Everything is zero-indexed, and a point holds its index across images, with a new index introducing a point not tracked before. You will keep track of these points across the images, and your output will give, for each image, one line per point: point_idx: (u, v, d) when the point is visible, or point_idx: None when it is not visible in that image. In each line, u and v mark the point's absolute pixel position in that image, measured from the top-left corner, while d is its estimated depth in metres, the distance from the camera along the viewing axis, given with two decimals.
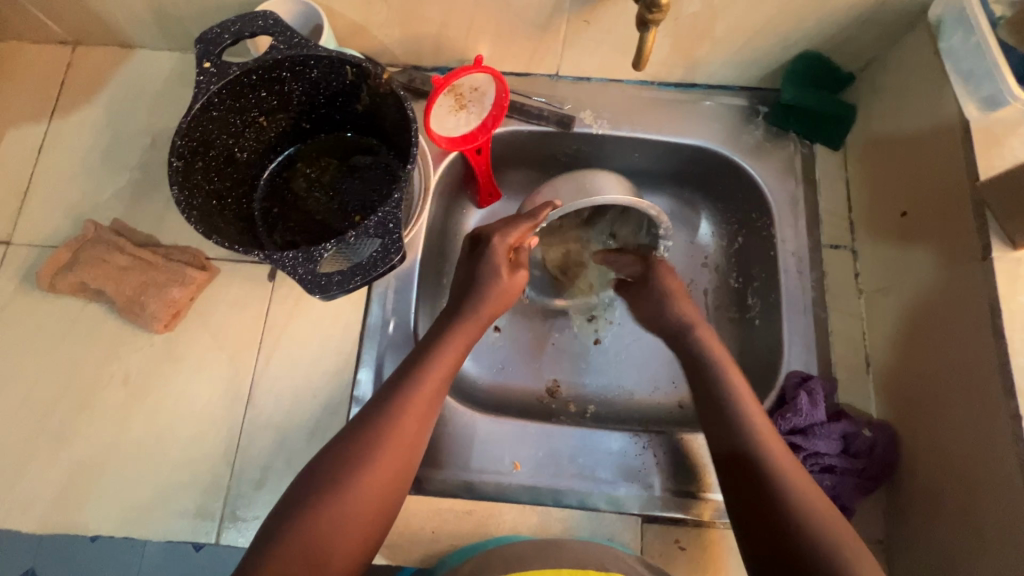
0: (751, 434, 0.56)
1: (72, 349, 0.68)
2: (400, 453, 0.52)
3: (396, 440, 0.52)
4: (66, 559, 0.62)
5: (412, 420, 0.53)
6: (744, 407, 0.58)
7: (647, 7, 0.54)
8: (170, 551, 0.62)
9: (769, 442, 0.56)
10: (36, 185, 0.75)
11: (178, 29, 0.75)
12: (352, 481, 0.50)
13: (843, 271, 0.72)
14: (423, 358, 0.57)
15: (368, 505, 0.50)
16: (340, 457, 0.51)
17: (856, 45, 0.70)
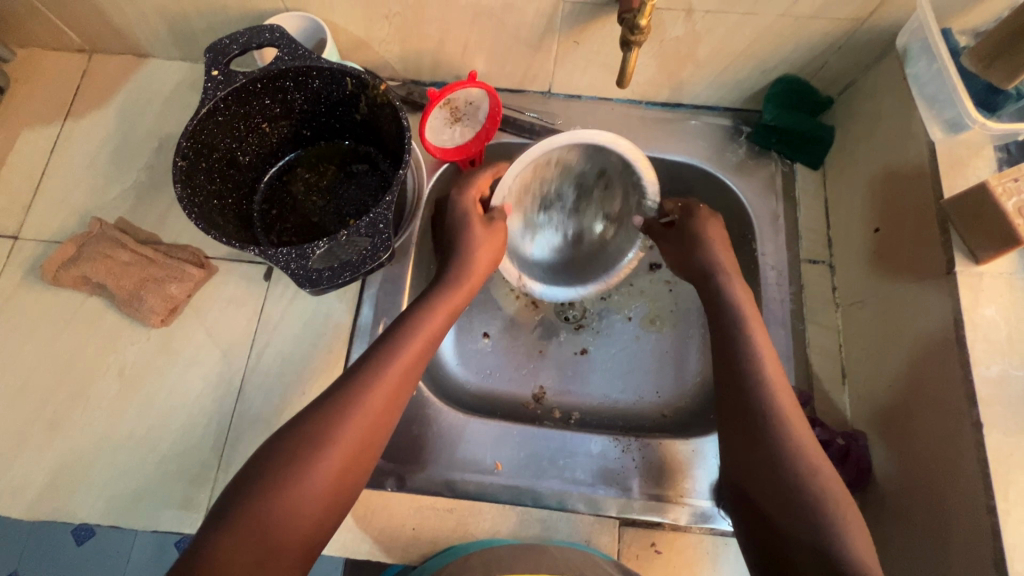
0: (772, 416, 0.56)
1: (72, 341, 0.70)
2: (371, 429, 0.54)
3: (365, 416, 0.54)
4: None
5: (374, 411, 0.54)
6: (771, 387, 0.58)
7: (629, 29, 0.57)
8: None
9: (790, 422, 0.56)
10: (47, 183, 0.78)
11: (189, 41, 0.79)
12: (311, 461, 0.50)
13: (820, 285, 0.75)
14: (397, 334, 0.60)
15: (326, 487, 0.50)
16: (306, 432, 0.52)
17: (832, 71, 0.73)
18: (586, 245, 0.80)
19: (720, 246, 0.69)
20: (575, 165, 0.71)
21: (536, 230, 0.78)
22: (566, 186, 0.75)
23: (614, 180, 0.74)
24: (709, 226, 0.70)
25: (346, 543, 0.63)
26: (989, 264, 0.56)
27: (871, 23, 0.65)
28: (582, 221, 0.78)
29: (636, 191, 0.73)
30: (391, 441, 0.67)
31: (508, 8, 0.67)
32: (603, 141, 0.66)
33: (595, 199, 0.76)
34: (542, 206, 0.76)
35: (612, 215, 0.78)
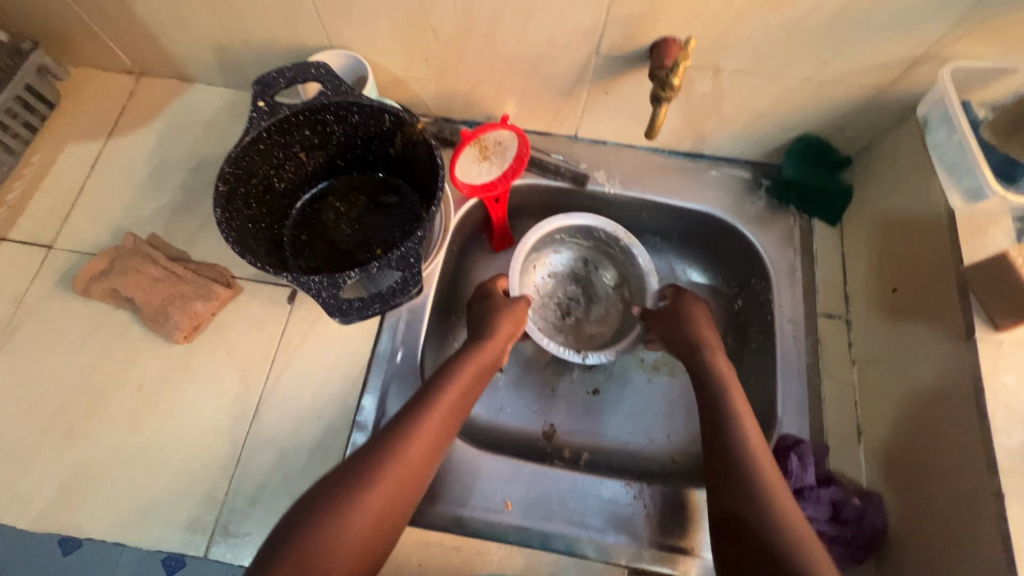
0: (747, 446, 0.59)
1: (95, 352, 0.71)
2: (408, 481, 0.55)
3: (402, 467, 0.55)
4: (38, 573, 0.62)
5: (408, 464, 0.55)
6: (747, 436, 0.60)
7: (661, 86, 0.61)
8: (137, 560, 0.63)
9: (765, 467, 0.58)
10: (86, 196, 0.80)
11: (235, 70, 0.83)
12: (349, 510, 0.51)
13: (837, 340, 0.75)
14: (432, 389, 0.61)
15: (359, 541, 0.51)
16: (353, 478, 0.53)
17: (851, 133, 0.76)
18: (616, 315, 0.85)
19: (703, 322, 0.72)
20: (564, 270, 0.87)
21: (574, 331, 0.85)
22: (571, 288, 0.87)
23: (597, 263, 0.87)
24: (696, 306, 0.74)
25: None
26: (1009, 332, 0.57)
27: (893, 89, 0.67)
28: (600, 305, 0.86)
29: (616, 246, 0.83)
30: None
31: (544, 57, 0.70)
32: (563, 223, 0.82)
33: (598, 283, 0.87)
34: (565, 311, 0.86)
35: (619, 284, 0.86)
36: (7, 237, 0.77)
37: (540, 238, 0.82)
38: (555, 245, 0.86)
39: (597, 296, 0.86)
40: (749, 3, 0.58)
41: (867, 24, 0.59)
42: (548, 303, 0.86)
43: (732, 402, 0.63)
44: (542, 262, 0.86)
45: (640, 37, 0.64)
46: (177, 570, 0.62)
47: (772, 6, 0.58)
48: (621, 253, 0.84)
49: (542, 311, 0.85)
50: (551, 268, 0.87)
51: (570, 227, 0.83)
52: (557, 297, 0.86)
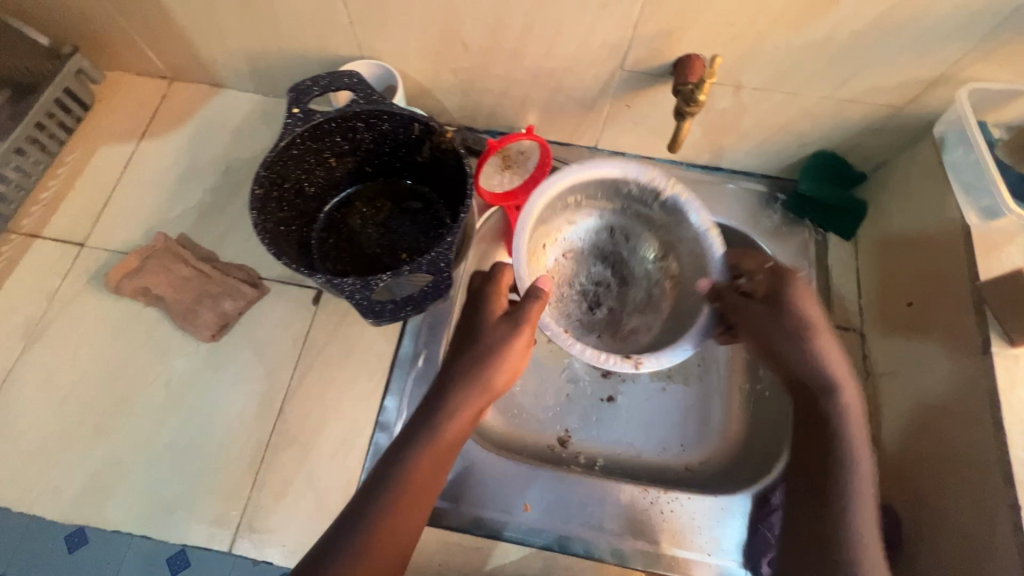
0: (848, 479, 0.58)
1: (124, 348, 0.73)
2: (415, 514, 0.55)
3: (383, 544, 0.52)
4: (63, 564, 0.63)
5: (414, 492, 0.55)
6: (853, 483, 0.58)
7: (685, 101, 0.63)
8: (144, 560, 0.64)
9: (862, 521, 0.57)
10: (118, 197, 0.83)
11: (265, 76, 0.85)
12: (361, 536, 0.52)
13: (852, 353, 0.76)
14: (412, 451, 0.56)
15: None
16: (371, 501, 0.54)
17: (867, 150, 0.78)
18: (660, 292, 0.76)
19: (825, 339, 0.63)
20: (586, 250, 0.78)
21: (610, 320, 0.76)
22: (598, 268, 0.78)
23: (626, 233, 0.78)
24: (810, 306, 0.63)
25: None
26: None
27: (910, 109, 0.69)
28: (638, 287, 0.77)
29: (653, 201, 0.72)
30: None
31: (569, 71, 0.72)
32: (580, 178, 0.70)
33: (631, 258, 0.78)
34: (595, 300, 0.77)
35: (659, 254, 0.77)
36: (40, 235, 0.79)
37: (552, 203, 0.72)
38: (572, 215, 0.76)
39: (632, 279, 0.78)
40: (773, 24, 0.60)
41: (887, 47, 0.61)
42: (570, 291, 0.77)
43: (851, 445, 0.59)
44: (559, 241, 0.77)
45: (665, 54, 0.66)
46: (181, 571, 0.63)
47: (795, 27, 0.60)
48: (660, 209, 0.72)
49: (569, 300, 0.77)
50: (569, 247, 0.78)
51: (587, 183, 0.72)
52: (582, 285, 0.78)
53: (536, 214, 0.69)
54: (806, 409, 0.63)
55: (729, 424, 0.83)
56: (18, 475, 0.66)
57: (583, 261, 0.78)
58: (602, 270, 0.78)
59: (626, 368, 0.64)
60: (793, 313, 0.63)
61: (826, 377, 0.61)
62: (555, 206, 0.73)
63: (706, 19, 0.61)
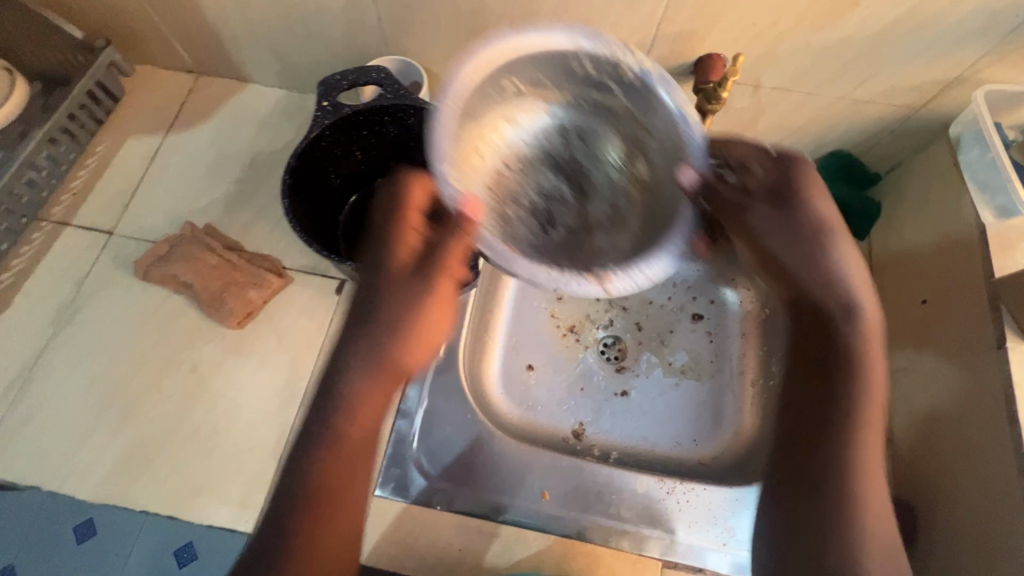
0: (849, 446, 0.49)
1: (152, 334, 0.74)
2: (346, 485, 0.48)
3: (326, 532, 0.46)
4: (94, 541, 0.65)
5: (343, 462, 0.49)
6: (867, 413, 0.50)
7: (705, 99, 0.65)
8: (154, 556, 0.65)
9: (869, 454, 0.49)
10: (146, 187, 0.84)
11: (291, 71, 0.87)
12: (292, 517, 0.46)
13: None
14: (331, 412, 0.49)
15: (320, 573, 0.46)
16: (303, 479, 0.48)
17: (883, 150, 0.79)
18: (627, 201, 0.57)
19: (842, 241, 0.54)
20: (529, 155, 0.58)
21: (567, 241, 0.55)
22: (549, 180, 0.59)
23: (578, 129, 0.58)
24: (817, 195, 0.54)
25: (395, 558, 0.65)
26: None
27: (925, 110, 0.71)
28: (598, 202, 0.58)
29: (614, 82, 0.52)
30: (443, 460, 0.69)
31: None
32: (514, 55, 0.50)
33: (591, 165, 0.59)
34: (547, 221, 0.57)
35: (624, 157, 0.57)
36: (70, 223, 0.81)
37: (482, 87, 0.51)
38: (511, 109, 0.55)
39: (590, 191, 0.59)
40: (794, 25, 0.62)
41: (905, 48, 0.62)
42: (515, 211, 0.56)
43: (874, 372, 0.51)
44: (496, 145, 0.56)
45: (686, 53, 0.68)
46: (190, 563, 0.64)
47: (815, 28, 0.62)
48: (620, 92, 0.53)
49: (510, 222, 0.55)
50: (508, 154, 0.57)
51: (525, 59, 0.51)
52: (529, 201, 0.58)
53: (461, 107, 0.50)
54: (816, 322, 0.53)
55: (740, 416, 0.84)
56: (48, 457, 0.68)
57: (522, 169, 0.58)
58: (549, 182, 0.59)
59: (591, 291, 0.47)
60: (805, 210, 0.54)
61: (834, 306, 0.53)
62: (486, 89, 0.51)
63: (729, 19, 0.62)
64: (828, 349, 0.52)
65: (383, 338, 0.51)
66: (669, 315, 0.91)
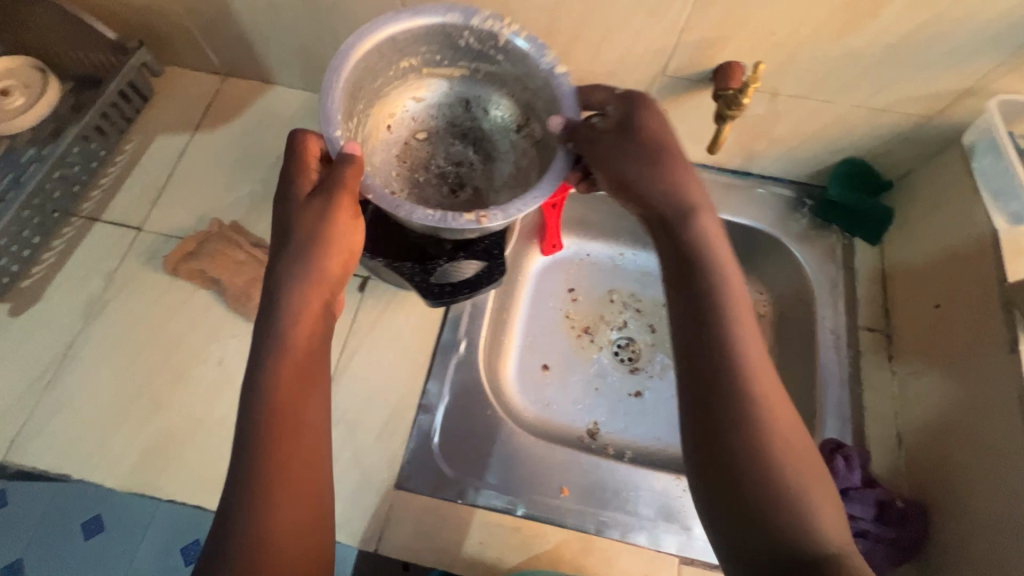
0: (730, 357, 0.47)
1: (179, 328, 0.76)
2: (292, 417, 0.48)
3: (289, 475, 0.45)
4: (119, 530, 0.67)
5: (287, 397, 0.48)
6: (737, 326, 0.48)
7: (726, 105, 0.67)
8: (161, 549, 0.66)
9: (756, 367, 0.47)
10: (173, 185, 0.86)
11: (316, 73, 0.89)
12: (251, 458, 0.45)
13: (877, 353, 0.79)
14: (264, 367, 0.48)
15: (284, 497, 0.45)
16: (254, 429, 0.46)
17: (895, 157, 0.81)
18: (524, 161, 0.70)
19: (675, 164, 0.55)
20: (437, 126, 0.73)
21: (472, 195, 0.70)
22: (457, 146, 0.73)
23: (479, 101, 0.72)
24: (654, 123, 0.57)
25: (415, 550, 0.66)
26: None
27: (939, 119, 0.72)
28: (503, 161, 0.72)
29: (494, 50, 0.65)
30: (462, 456, 0.71)
31: (613, 76, 0.76)
32: (402, 28, 0.61)
33: (491, 132, 0.73)
34: (454, 181, 0.72)
35: (519, 123, 0.71)
36: (99, 219, 0.83)
37: (371, 62, 0.63)
38: (415, 88, 0.71)
39: (493, 152, 0.73)
40: (813, 34, 0.64)
41: (920, 58, 0.64)
42: (427, 175, 0.72)
43: (719, 281, 0.51)
44: (401, 118, 0.72)
45: (706, 61, 0.70)
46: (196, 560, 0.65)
47: (834, 37, 0.64)
48: (503, 58, 0.65)
49: (420, 187, 0.71)
50: (416, 126, 0.73)
51: (412, 37, 0.63)
52: (439, 166, 0.72)
53: (355, 70, 0.61)
54: (665, 239, 0.54)
55: None
56: (77, 446, 0.70)
57: (427, 139, 0.73)
58: (456, 147, 0.73)
59: (468, 224, 0.56)
60: (642, 135, 0.57)
61: (689, 225, 0.53)
62: (381, 63, 0.65)
63: (750, 28, 0.64)
64: (684, 266, 0.52)
65: (307, 267, 0.52)
66: None
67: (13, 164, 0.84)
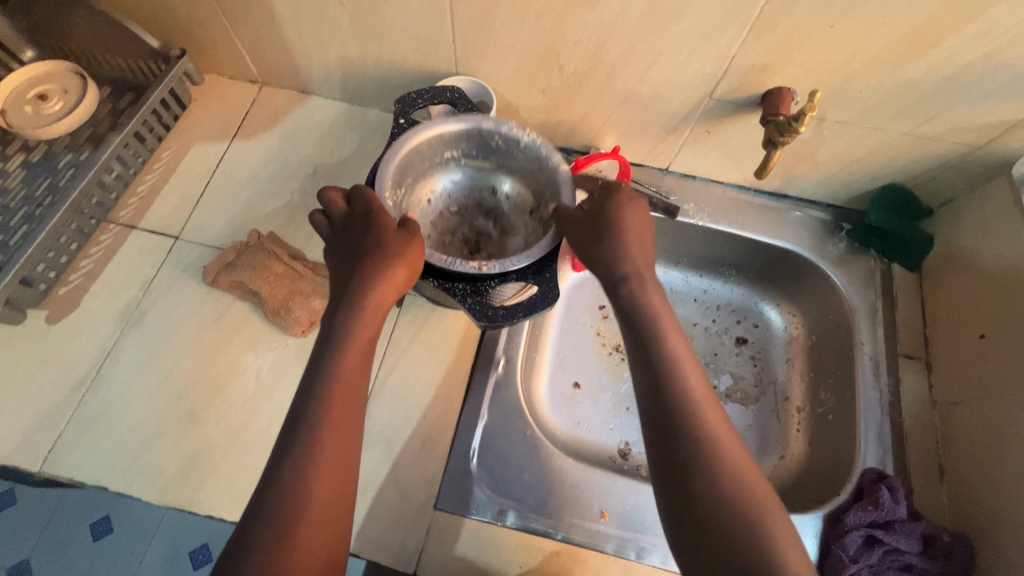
0: (688, 413, 0.50)
1: (216, 339, 0.75)
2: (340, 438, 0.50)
3: (327, 465, 0.48)
4: (135, 540, 0.66)
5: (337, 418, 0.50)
6: (689, 387, 0.51)
7: (777, 131, 0.67)
8: (168, 560, 0.65)
9: (715, 427, 0.50)
10: (210, 193, 0.86)
11: (355, 85, 0.89)
12: (304, 463, 0.48)
13: (916, 381, 0.79)
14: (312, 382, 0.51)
15: (319, 503, 0.48)
16: (302, 445, 0.49)
17: (936, 185, 0.80)
18: (533, 237, 0.74)
19: (624, 236, 0.57)
20: (466, 202, 0.78)
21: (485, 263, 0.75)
22: (479, 220, 0.78)
23: (502, 186, 0.77)
24: (617, 204, 0.60)
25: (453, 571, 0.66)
26: None
27: (986, 150, 0.72)
28: (516, 235, 0.76)
29: (516, 148, 0.71)
30: (501, 476, 0.70)
31: (658, 97, 0.76)
32: (446, 129, 0.68)
33: (509, 210, 0.77)
34: (472, 247, 0.76)
35: (532, 206, 0.75)
36: (136, 226, 0.83)
37: (419, 151, 0.69)
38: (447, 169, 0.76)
39: (509, 227, 0.77)
40: (868, 63, 0.64)
41: (973, 91, 0.64)
42: (450, 241, 0.77)
43: (666, 342, 0.53)
44: (436, 193, 0.77)
45: (756, 86, 0.70)
46: (202, 566, 0.65)
47: (889, 66, 0.63)
48: (523, 155, 0.71)
49: (442, 248, 0.76)
50: (448, 200, 0.78)
51: (454, 134, 0.70)
52: (462, 233, 0.77)
53: (402, 159, 0.67)
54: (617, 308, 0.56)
55: (789, 444, 0.84)
56: (114, 458, 0.69)
57: (455, 212, 0.78)
58: (479, 220, 0.78)
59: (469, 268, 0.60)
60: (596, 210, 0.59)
61: (635, 296, 0.55)
62: (426, 155, 0.71)
63: (805, 56, 0.64)
64: (635, 332, 0.54)
65: (376, 286, 0.54)
66: (712, 336, 0.92)
67: (50, 168, 0.85)
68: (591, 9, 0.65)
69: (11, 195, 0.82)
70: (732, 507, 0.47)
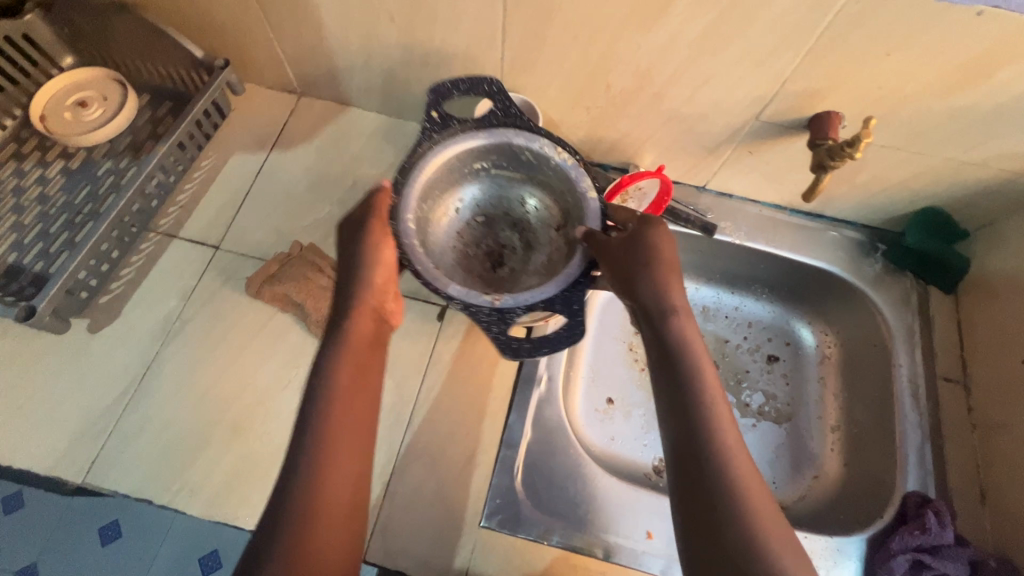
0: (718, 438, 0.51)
1: (259, 351, 0.75)
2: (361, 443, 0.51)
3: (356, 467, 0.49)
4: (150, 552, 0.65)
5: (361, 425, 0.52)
6: (722, 417, 0.52)
7: (828, 156, 0.67)
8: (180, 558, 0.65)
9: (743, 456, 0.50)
10: (250, 202, 0.86)
11: (396, 99, 0.90)
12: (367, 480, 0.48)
13: (956, 405, 0.79)
14: None
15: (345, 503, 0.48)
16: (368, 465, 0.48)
17: (975, 208, 0.81)
18: (557, 255, 0.66)
19: (668, 270, 0.59)
20: (494, 213, 0.71)
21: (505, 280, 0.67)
22: (505, 234, 0.71)
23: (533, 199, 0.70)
24: (659, 237, 0.61)
25: None
26: None
27: None
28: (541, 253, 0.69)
29: (547, 162, 0.65)
30: (546, 493, 0.70)
31: (704, 118, 0.76)
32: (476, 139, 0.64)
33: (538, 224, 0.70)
34: (494, 263, 0.69)
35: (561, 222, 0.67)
36: (177, 235, 0.83)
37: (447, 159, 0.65)
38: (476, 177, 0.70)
39: (536, 244, 0.69)
40: (920, 90, 0.64)
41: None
42: (472, 254, 0.69)
43: (702, 371, 0.55)
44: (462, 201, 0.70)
45: (805, 109, 0.71)
46: (213, 571, 0.64)
47: (942, 94, 0.64)
48: (556, 169, 0.65)
49: (463, 262, 0.68)
50: (474, 209, 0.70)
51: (483, 146, 0.65)
52: (484, 245, 0.70)
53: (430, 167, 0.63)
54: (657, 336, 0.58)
55: (825, 462, 0.84)
56: (158, 470, 0.69)
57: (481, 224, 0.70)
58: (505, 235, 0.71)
59: (482, 301, 0.59)
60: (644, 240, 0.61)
61: (682, 327, 0.57)
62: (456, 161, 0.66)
63: (858, 82, 0.65)
64: (673, 359, 0.56)
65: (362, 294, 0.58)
66: (745, 353, 0.92)
67: (90, 175, 0.85)
68: (646, 31, 0.66)
69: (51, 202, 0.82)
70: (751, 530, 0.47)
